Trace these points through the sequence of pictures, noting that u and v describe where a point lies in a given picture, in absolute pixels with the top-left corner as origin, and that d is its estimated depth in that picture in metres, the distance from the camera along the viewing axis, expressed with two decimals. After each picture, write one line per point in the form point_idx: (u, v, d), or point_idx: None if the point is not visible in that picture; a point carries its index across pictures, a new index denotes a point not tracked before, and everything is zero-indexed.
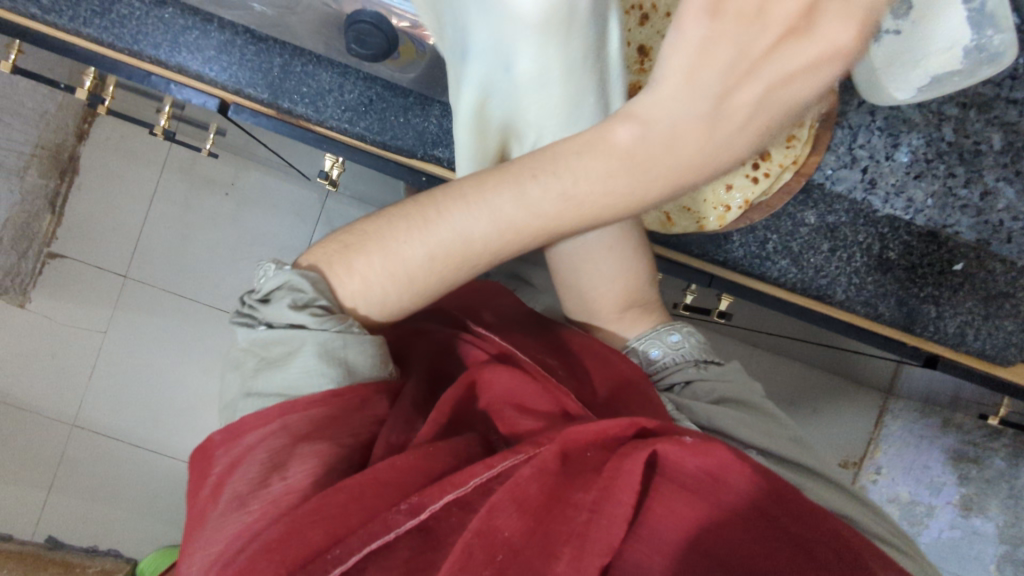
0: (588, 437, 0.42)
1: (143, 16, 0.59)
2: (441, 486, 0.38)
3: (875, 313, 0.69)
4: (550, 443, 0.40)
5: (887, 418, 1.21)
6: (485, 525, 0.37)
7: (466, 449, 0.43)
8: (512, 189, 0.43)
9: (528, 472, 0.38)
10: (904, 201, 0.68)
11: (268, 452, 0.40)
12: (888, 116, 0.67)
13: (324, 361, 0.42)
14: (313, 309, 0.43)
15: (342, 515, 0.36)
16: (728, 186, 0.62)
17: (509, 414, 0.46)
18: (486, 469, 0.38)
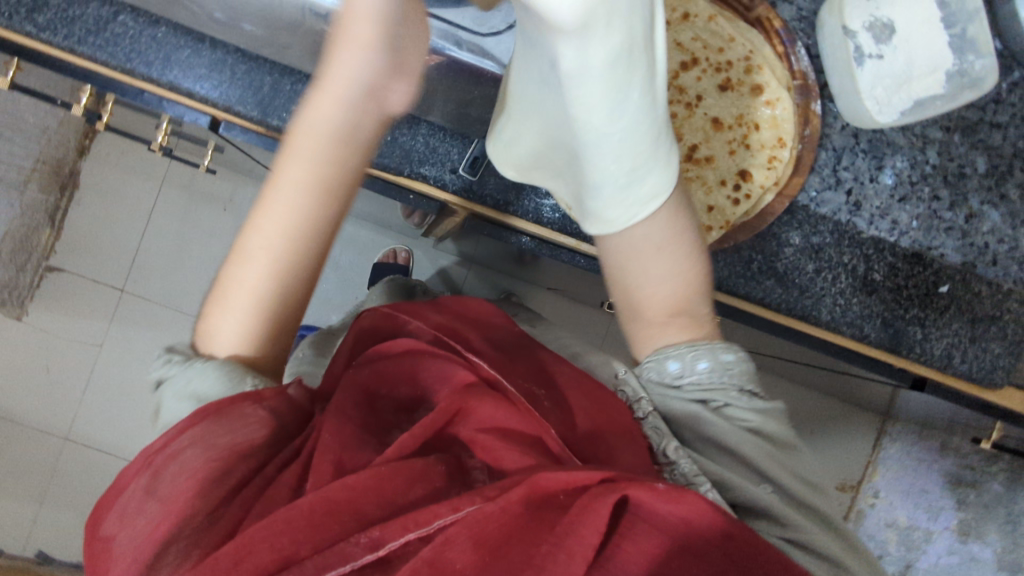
0: (559, 483, 0.36)
1: (137, 36, 0.60)
2: (403, 523, 0.34)
3: (861, 335, 0.69)
4: (516, 486, 0.35)
5: (884, 441, 1.19)
6: (437, 555, 0.33)
7: (425, 473, 0.39)
8: (287, 196, 0.43)
9: (489, 507, 0.34)
10: (889, 223, 0.68)
11: (193, 466, 0.39)
12: (872, 138, 0.67)
13: (183, 397, 0.43)
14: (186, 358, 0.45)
15: (284, 538, 0.34)
16: (709, 207, 0.63)
17: (487, 444, 0.41)
18: (447, 511, 0.34)
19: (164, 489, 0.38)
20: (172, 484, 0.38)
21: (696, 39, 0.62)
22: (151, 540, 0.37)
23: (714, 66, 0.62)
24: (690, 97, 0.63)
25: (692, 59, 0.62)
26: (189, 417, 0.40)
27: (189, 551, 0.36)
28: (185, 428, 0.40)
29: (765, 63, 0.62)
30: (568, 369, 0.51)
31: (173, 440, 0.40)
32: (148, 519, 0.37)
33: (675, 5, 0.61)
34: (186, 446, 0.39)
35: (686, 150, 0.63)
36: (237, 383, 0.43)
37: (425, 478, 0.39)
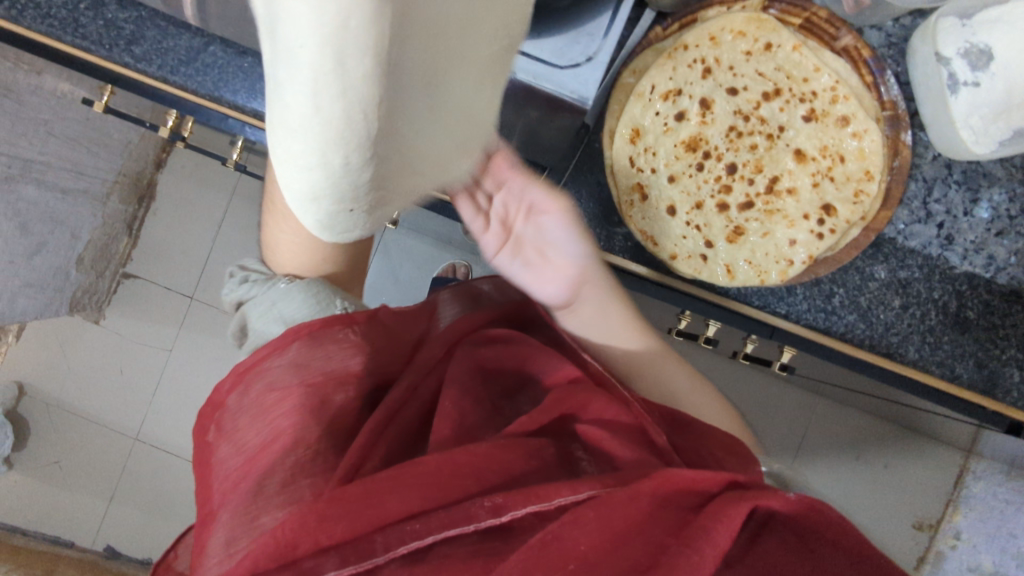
0: (686, 479, 0.41)
1: (225, 65, 0.62)
2: (525, 496, 0.38)
3: (952, 375, 0.65)
4: (648, 479, 0.39)
5: (968, 479, 1.13)
6: (563, 530, 0.36)
7: (540, 452, 0.45)
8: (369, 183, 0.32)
9: (620, 493, 0.38)
10: (985, 258, 0.64)
11: (286, 387, 0.46)
12: (966, 169, 0.64)
13: (269, 319, 0.55)
14: (255, 279, 0.60)
15: (421, 493, 0.38)
16: (792, 240, 0.60)
17: (602, 436, 0.47)
18: (571, 492, 0.38)
19: (259, 409, 0.45)
20: (278, 407, 0.45)
21: (780, 69, 0.60)
22: (257, 460, 0.43)
23: (797, 96, 0.60)
24: (772, 127, 0.61)
25: (775, 89, 0.60)
26: (284, 338, 0.48)
27: (297, 476, 0.42)
28: (284, 349, 0.48)
29: (852, 93, 0.59)
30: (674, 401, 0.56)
31: (270, 359, 0.47)
32: (250, 444, 0.44)
33: (757, 34, 0.60)
34: (277, 361, 0.47)
35: (766, 182, 0.61)
36: (323, 306, 0.55)
37: (538, 454, 0.45)
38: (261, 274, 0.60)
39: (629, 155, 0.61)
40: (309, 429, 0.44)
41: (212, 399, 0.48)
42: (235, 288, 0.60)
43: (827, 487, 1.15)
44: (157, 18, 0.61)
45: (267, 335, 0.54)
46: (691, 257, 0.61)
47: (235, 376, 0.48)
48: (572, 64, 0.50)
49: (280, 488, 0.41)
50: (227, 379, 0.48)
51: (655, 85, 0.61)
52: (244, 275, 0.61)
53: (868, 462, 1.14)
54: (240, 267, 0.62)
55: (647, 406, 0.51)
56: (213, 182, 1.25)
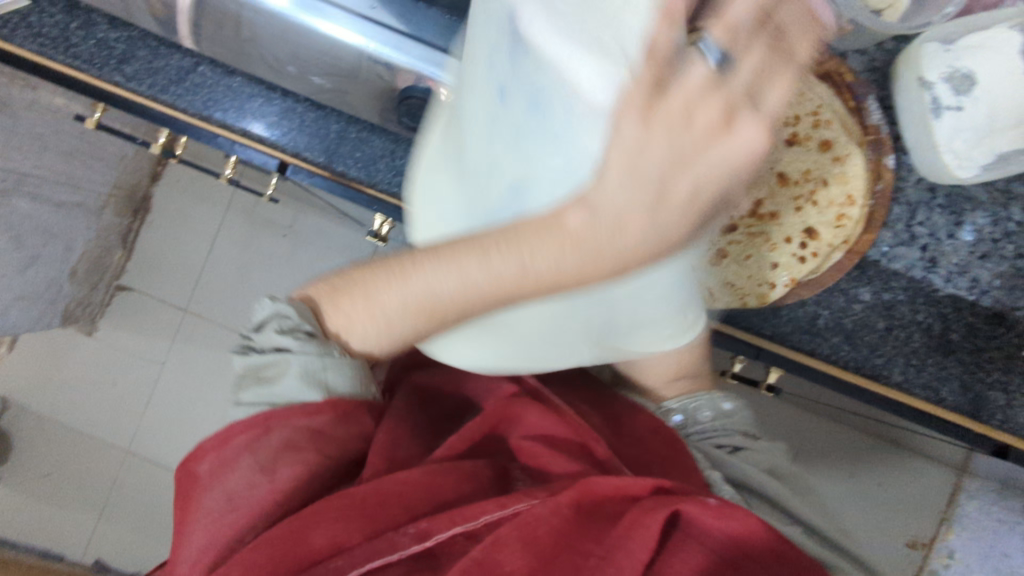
0: (605, 489, 0.46)
1: (214, 85, 0.63)
2: (452, 518, 0.44)
3: (935, 397, 0.68)
4: (568, 492, 0.44)
5: (960, 497, 1.12)
6: (488, 555, 0.41)
7: (474, 473, 0.50)
8: (478, 258, 0.44)
9: (540, 509, 0.43)
10: (969, 280, 0.62)
11: (297, 449, 0.48)
12: (950, 193, 0.63)
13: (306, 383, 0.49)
14: (296, 333, 0.49)
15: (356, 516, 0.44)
16: (774, 263, 0.62)
17: (538, 450, 0.52)
18: (498, 508, 0.44)
19: (258, 467, 0.47)
20: (276, 469, 0.47)
21: None
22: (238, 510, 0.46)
23: (780, 120, 0.60)
24: None
25: None
26: (322, 405, 0.49)
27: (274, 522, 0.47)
28: (313, 416, 0.49)
29: (835, 118, 0.58)
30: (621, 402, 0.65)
31: (291, 419, 0.48)
32: (216, 506, 0.47)
33: None
34: (300, 424, 0.49)
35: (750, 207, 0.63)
36: (362, 386, 0.53)
37: (473, 475, 0.49)
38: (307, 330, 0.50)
39: None
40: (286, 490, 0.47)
41: (188, 464, 0.49)
42: (266, 317, 0.51)
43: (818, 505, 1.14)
44: (147, 39, 0.62)
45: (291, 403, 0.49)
46: None
47: (214, 440, 0.48)
48: None
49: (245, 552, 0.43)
50: (208, 440, 0.48)
51: None
52: (277, 315, 0.50)
53: (861, 480, 1.13)
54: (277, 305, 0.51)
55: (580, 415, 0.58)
56: (208, 196, 1.26)
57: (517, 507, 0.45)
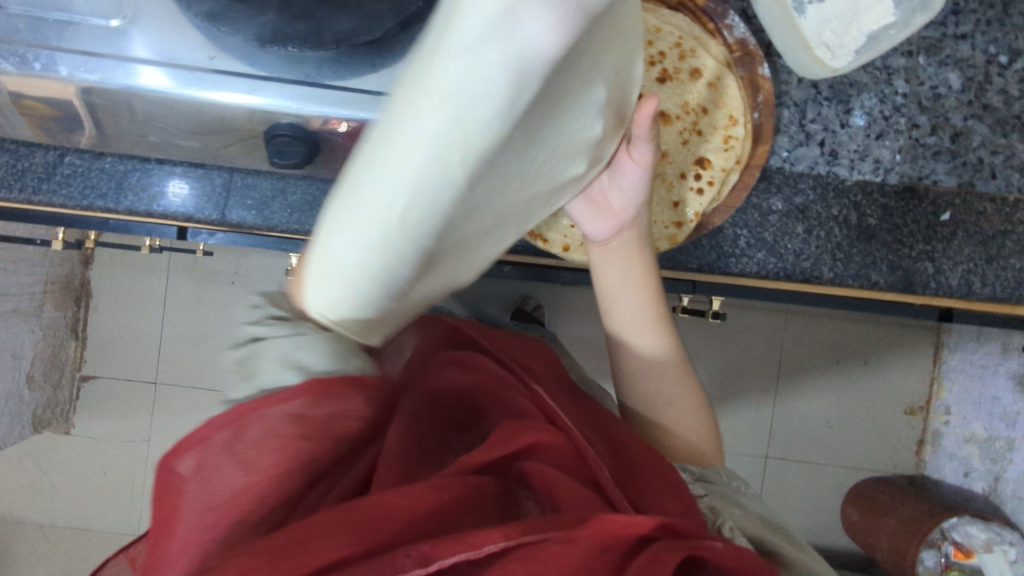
0: (616, 526, 0.38)
1: (86, 172, 0.62)
2: (456, 541, 0.35)
3: (870, 284, 0.66)
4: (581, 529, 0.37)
5: (944, 355, 1.15)
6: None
7: (479, 494, 0.42)
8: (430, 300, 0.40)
9: (556, 549, 0.36)
10: (871, 164, 0.66)
11: (280, 440, 0.39)
12: (833, 84, 0.65)
13: (282, 366, 0.42)
14: (268, 322, 0.44)
15: (344, 539, 0.36)
16: (676, 202, 0.61)
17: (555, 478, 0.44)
18: (503, 539, 0.35)
19: (250, 460, 0.39)
20: (269, 460, 0.39)
21: None
22: (225, 506, 0.38)
23: (647, 61, 0.59)
24: None
25: None
26: (303, 388, 0.40)
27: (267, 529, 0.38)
28: (288, 399, 0.40)
29: (698, 46, 0.58)
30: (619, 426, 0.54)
31: (268, 405, 0.39)
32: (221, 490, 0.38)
33: None
34: (280, 414, 0.40)
35: None
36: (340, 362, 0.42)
37: (479, 493, 0.42)
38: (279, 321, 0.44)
39: None
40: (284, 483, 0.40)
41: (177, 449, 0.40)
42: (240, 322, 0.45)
43: (814, 398, 1.17)
44: (3, 144, 0.60)
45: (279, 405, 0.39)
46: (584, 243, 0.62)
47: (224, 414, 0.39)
48: None
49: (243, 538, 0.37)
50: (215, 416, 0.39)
51: None
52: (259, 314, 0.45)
53: (848, 365, 1.15)
54: (263, 298, 0.47)
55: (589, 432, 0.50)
56: (144, 264, 1.22)
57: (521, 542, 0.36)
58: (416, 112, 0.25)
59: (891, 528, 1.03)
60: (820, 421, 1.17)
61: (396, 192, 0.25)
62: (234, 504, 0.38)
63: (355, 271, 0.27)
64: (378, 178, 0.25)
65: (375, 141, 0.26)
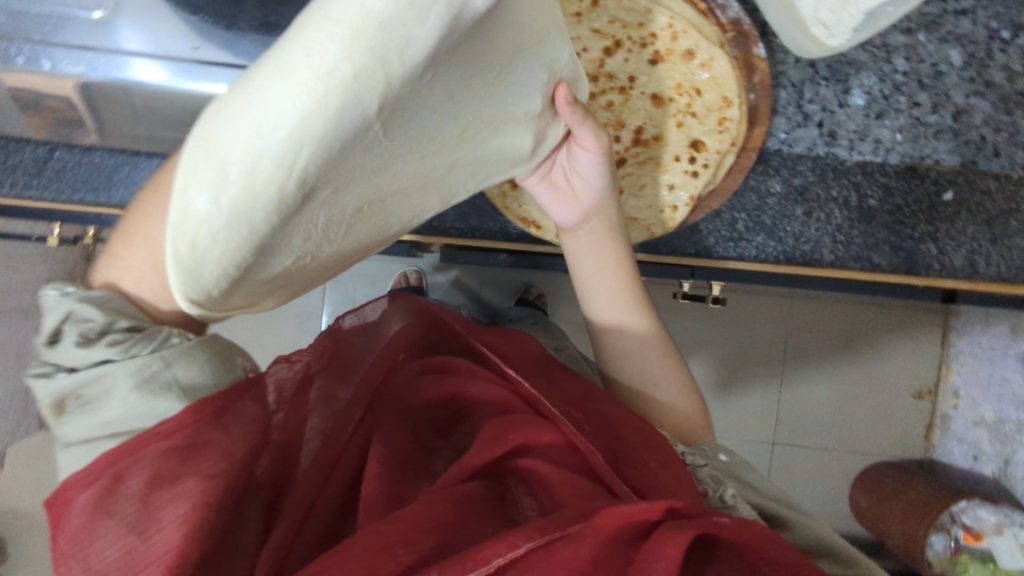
0: (626, 514, 0.38)
1: (76, 165, 0.61)
2: (462, 562, 0.34)
3: (872, 266, 0.65)
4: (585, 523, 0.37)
5: (951, 337, 1.13)
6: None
7: (471, 500, 0.42)
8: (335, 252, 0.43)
9: (565, 551, 0.36)
10: (871, 144, 0.64)
11: (172, 475, 0.38)
12: (832, 63, 0.63)
13: (147, 393, 0.38)
14: (108, 338, 0.39)
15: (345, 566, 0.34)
16: (671, 185, 0.60)
17: (550, 474, 0.44)
18: (508, 549, 0.34)
19: (151, 511, 0.37)
20: (171, 513, 0.37)
21: (615, 20, 0.57)
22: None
23: (638, 42, 0.57)
24: (622, 80, 0.58)
25: (615, 42, 0.57)
26: (182, 415, 0.38)
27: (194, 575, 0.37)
28: (166, 433, 0.38)
29: (690, 27, 0.57)
30: (608, 404, 0.54)
31: (148, 445, 0.37)
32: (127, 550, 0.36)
33: None
34: (160, 450, 0.38)
35: (632, 135, 0.59)
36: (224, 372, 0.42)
37: (471, 500, 0.42)
38: (124, 330, 0.39)
39: None
40: (201, 535, 0.37)
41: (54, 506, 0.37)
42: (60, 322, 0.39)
43: (821, 383, 1.16)
44: None
45: (153, 434, 0.37)
46: None
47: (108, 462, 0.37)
48: None
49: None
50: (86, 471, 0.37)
51: None
52: (80, 328, 0.39)
53: (854, 349, 1.15)
54: (76, 300, 0.39)
55: (579, 418, 0.50)
56: None
57: (527, 549, 0.35)
58: (285, 77, 0.28)
59: (899, 513, 1.03)
60: (827, 406, 1.16)
61: (251, 150, 0.29)
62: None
63: (207, 214, 0.31)
64: (236, 137, 0.29)
65: (240, 98, 0.29)
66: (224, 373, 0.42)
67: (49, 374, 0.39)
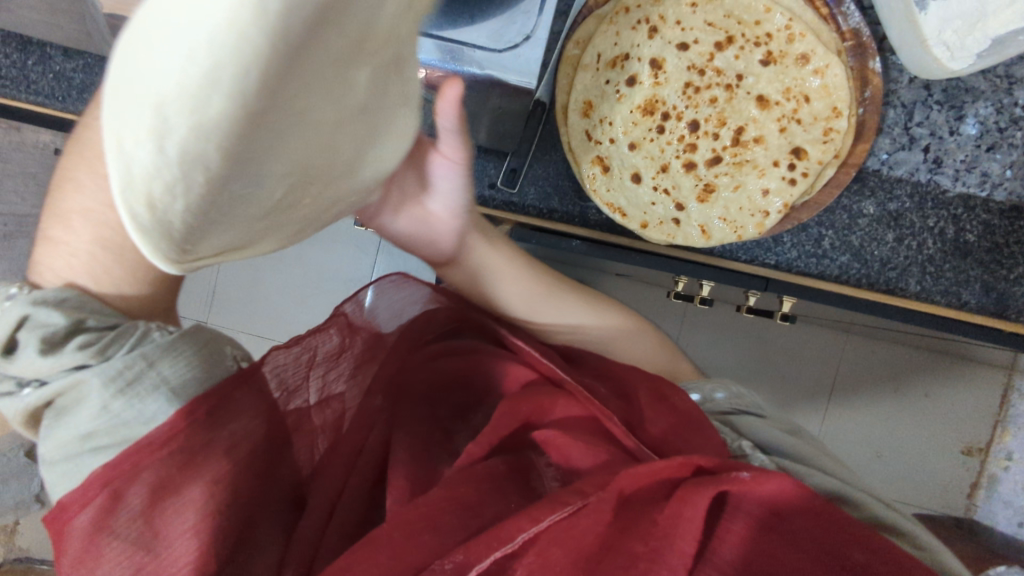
0: (640, 476, 0.37)
1: None
2: (488, 542, 0.34)
3: (959, 302, 0.63)
4: (603, 492, 0.35)
5: (1013, 398, 1.06)
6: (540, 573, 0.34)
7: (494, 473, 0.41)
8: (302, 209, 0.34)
9: (586, 520, 0.35)
10: (978, 176, 0.61)
11: (169, 482, 0.39)
12: (948, 87, 0.61)
13: (146, 396, 0.39)
14: (78, 341, 0.39)
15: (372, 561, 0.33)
16: (764, 190, 0.57)
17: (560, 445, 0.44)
18: (531, 524, 0.34)
19: (158, 525, 0.38)
20: (179, 522, 0.39)
21: (729, 16, 0.56)
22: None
23: (752, 41, 0.56)
24: (730, 77, 0.56)
25: (727, 37, 0.56)
26: (173, 425, 0.38)
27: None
28: (157, 442, 0.38)
29: (808, 29, 0.54)
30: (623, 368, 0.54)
31: (145, 457, 0.38)
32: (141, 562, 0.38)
33: None
34: (154, 459, 0.38)
35: (731, 133, 0.57)
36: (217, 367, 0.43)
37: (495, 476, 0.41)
38: (93, 330, 0.40)
39: (585, 130, 0.59)
40: (218, 540, 0.40)
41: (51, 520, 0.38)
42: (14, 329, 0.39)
43: (866, 423, 1.12)
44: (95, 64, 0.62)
45: (146, 442, 0.38)
46: (663, 223, 0.59)
47: (103, 475, 0.37)
48: (511, 46, 0.51)
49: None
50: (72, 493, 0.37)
51: (601, 53, 0.58)
52: (43, 331, 0.39)
53: (906, 394, 1.10)
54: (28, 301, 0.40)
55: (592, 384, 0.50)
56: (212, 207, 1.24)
57: (552, 521, 0.34)
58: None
59: None
60: (869, 448, 1.12)
61: (185, 59, 0.23)
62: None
63: (153, 162, 0.25)
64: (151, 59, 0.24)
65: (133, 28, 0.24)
66: (211, 368, 0.42)
67: (14, 391, 0.40)
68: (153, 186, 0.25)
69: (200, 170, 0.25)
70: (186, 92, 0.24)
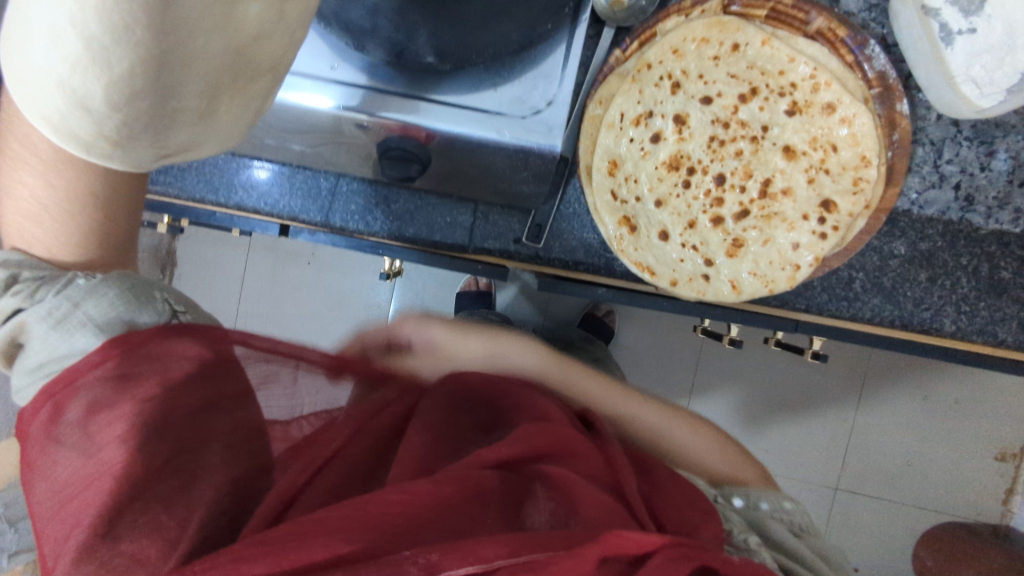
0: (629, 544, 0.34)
1: (200, 166, 0.65)
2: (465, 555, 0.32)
3: (995, 341, 0.62)
4: (592, 545, 0.33)
5: None
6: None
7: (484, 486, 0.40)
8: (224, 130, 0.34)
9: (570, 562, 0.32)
10: (1012, 213, 0.59)
11: (107, 400, 0.39)
12: (977, 123, 0.59)
13: (76, 332, 0.41)
14: (14, 288, 0.42)
15: (344, 535, 0.33)
16: (794, 244, 0.56)
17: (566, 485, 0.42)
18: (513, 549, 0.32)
19: (93, 439, 0.38)
20: (109, 433, 0.38)
21: (752, 67, 0.55)
22: (85, 503, 0.37)
23: (776, 91, 0.55)
24: (755, 129, 0.56)
25: (751, 89, 0.55)
26: (106, 347, 0.40)
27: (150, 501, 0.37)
28: (95, 364, 0.39)
29: (834, 78, 0.53)
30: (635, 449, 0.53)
31: (80, 376, 0.39)
32: (78, 477, 0.37)
33: (721, 38, 0.54)
34: (90, 379, 0.39)
35: (758, 187, 0.56)
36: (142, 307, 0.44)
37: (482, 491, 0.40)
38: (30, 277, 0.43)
39: (610, 189, 0.58)
40: (147, 453, 0.38)
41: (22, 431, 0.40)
42: None
43: (894, 432, 1.10)
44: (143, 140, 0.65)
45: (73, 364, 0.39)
46: (693, 279, 0.58)
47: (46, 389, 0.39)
48: (534, 112, 0.50)
49: (134, 535, 0.36)
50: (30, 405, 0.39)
51: (624, 112, 0.57)
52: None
53: (937, 402, 1.08)
54: None
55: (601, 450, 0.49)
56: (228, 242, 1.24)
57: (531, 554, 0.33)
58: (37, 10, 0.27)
59: None
60: (899, 457, 1.10)
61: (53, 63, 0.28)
62: (91, 496, 0.36)
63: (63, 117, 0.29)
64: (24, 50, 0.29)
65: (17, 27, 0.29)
66: (137, 306, 0.44)
67: None
68: (75, 133, 0.30)
69: (110, 121, 0.30)
70: (69, 71, 0.28)
